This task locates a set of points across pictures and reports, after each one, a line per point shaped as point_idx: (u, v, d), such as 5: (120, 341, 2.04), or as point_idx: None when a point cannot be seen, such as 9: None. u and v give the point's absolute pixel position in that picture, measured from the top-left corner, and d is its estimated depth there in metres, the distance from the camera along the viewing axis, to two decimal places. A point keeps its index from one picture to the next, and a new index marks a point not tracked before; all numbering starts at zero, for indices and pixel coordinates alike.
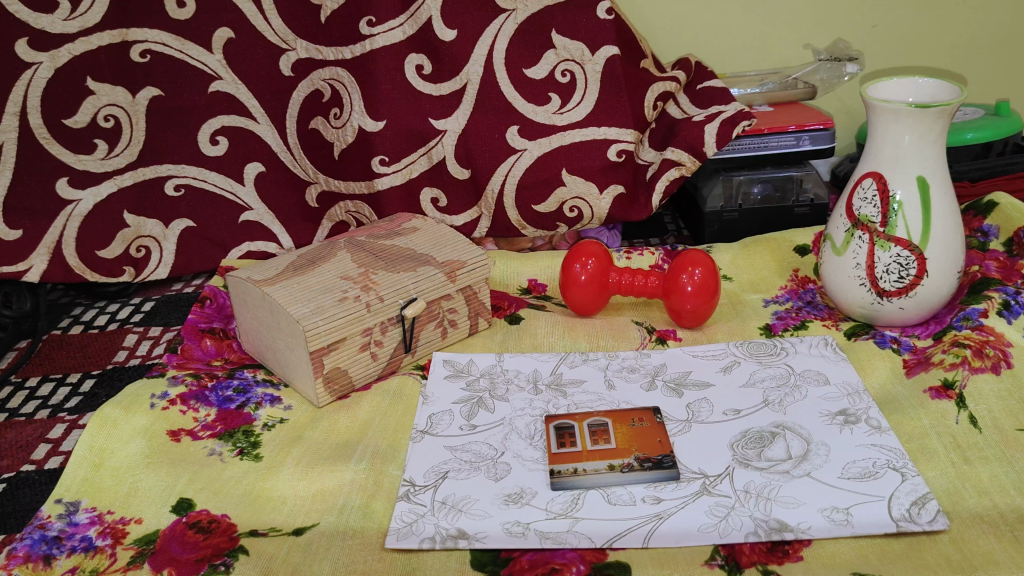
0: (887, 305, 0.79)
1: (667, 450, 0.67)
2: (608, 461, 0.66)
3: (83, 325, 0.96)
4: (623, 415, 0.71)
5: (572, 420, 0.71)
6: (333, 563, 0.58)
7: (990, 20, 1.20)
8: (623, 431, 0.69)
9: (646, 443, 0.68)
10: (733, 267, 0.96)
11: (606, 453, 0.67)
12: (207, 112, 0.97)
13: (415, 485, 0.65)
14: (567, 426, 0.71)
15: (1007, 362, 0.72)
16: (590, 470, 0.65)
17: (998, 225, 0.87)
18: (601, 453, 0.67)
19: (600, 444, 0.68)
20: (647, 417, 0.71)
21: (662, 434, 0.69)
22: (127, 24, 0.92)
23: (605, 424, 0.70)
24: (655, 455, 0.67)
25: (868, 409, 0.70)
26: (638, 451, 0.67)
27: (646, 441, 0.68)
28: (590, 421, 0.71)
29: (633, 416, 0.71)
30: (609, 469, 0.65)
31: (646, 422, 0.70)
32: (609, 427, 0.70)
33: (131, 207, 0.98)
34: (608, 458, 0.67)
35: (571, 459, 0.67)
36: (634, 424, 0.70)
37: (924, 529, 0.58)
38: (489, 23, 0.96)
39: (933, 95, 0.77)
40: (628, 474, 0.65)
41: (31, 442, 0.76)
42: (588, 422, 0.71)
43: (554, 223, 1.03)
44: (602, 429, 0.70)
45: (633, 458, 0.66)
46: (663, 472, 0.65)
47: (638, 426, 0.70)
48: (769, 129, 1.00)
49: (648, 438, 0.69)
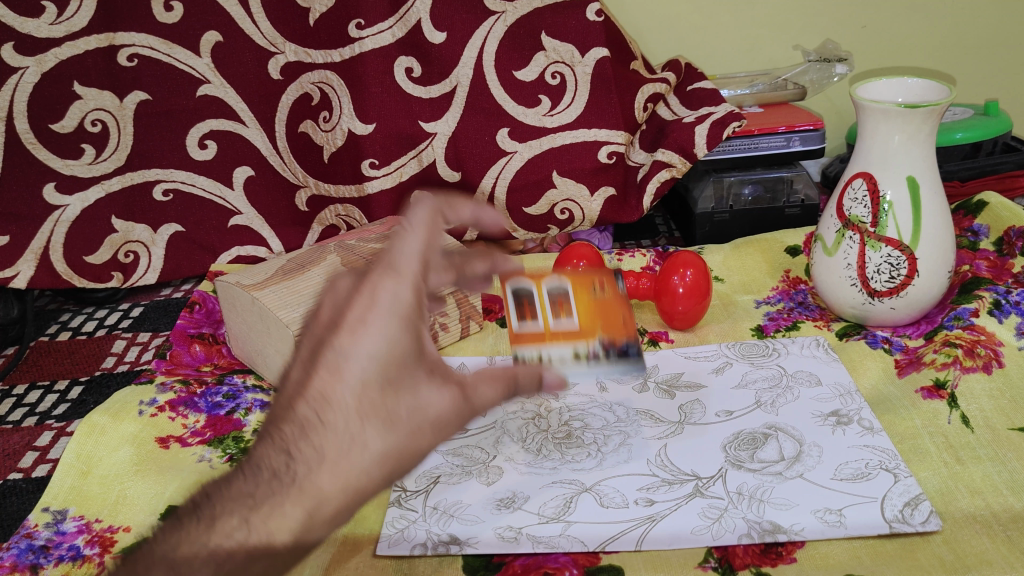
0: (878, 306, 0.79)
1: (632, 338, 0.71)
2: (573, 347, 0.69)
3: (71, 331, 0.95)
4: (583, 281, 0.75)
5: (531, 283, 0.73)
6: (322, 568, 0.58)
7: (980, 21, 1.20)
8: (584, 300, 0.73)
9: (611, 322, 0.72)
10: (724, 268, 0.96)
11: (570, 335, 0.70)
12: (195, 116, 0.96)
13: (407, 491, 0.65)
14: (525, 291, 0.73)
15: (998, 361, 0.72)
16: (557, 357, 0.68)
17: (988, 224, 0.87)
18: (563, 330, 0.70)
19: (563, 320, 0.71)
20: (609, 284, 0.76)
21: (624, 314, 0.73)
22: (114, 28, 0.92)
23: (566, 292, 0.73)
24: (620, 342, 0.70)
25: (861, 410, 0.70)
26: (603, 335, 0.70)
27: (610, 312, 0.72)
28: (549, 286, 0.73)
29: (594, 284, 0.75)
30: (575, 357, 0.68)
31: (608, 289, 0.75)
32: (569, 295, 0.73)
33: (119, 212, 0.97)
34: (574, 342, 0.69)
35: (535, 339, 0.70)
36: (596, 291, 0.74)
37: (917, 529, 0.57)
38: (479, 26, 0.96)
39: (921, 95, 0.77)
40: (594, 364, 0.68)
41: (17, 450, 0.75)
42: (548, 287, 0.73)
43: (544, 225, 1.03)
44: (562, 298, 0.73)
45: (599, 345, 0.69)
46: (628, 361, 0.68)
47: (600, 294, 0.74)
48: (758, 130, 1.01)
49: (610, 313, 0.72)
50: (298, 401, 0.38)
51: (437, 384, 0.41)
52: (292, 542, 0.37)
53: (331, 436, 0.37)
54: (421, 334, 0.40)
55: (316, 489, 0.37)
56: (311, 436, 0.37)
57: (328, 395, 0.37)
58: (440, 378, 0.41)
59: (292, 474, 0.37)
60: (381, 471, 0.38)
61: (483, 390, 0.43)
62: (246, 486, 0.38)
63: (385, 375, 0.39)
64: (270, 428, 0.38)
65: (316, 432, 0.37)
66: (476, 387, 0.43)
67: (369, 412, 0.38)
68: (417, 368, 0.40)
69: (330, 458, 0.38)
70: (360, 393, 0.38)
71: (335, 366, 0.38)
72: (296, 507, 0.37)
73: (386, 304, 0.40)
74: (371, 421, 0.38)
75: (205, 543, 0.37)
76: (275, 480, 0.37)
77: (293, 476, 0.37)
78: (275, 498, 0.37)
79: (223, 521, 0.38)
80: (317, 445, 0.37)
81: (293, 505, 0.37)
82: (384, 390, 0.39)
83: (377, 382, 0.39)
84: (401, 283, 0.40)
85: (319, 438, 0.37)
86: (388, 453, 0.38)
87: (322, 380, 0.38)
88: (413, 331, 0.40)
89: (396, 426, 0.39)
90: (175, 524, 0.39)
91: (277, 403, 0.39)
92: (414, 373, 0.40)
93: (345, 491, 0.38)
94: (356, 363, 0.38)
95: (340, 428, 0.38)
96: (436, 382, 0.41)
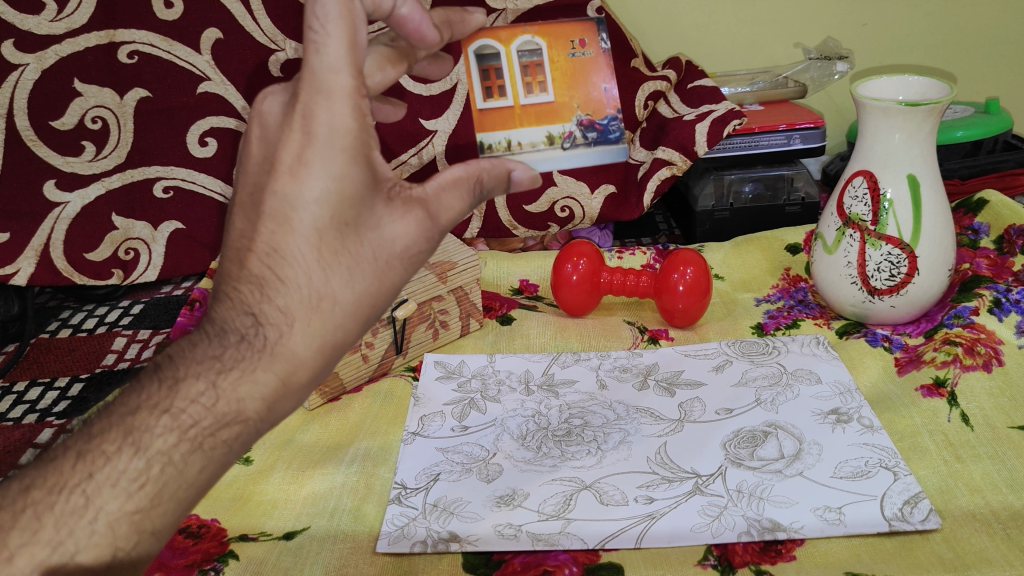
0: (878, 304, 0.79)
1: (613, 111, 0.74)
2: (546, 130, 0.71)
3: (71, 328, 0.95)
4: (553, 40, 0.76)
5: (499, 44, 0.73)
6: (323, 566, 0.57)
7: (981, 19, 1.20)
8: (558, 63, 0.75)
9: (586, 90, 0.74)
10: (724, 266, 0.96)
11: (540, 112, 0.71)
12: (196, 113, 0.96)
13: (407, 488, 0.65)
14: (497, 56, 0.73)
15: (998, 359, 0.72)
16: (526, 145, 0.71)
17: (988, 222, 0.87)
18: (535, 107, 0.71)
19: (534, 93, 0.71)
20: (586, 44, 0.78)
21: (605, 79, 0.75)
22: (114, 25, 0.92)
23: (536, 56, 0.73)
24: (599, 121, 0.73)
25: (860, 408, 0.70)
26: (580, 112, 0.72)
27: (583, 78, 0.74)
28: (517, 47, 0.73)
29: (567, 46, 0.77)
30: (547, 142, 0.71)
31: (585, 54, 0.77)
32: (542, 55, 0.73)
33: (120, 209, 0.97)
34: (546, 126, 0.71)
35: (503, 126, 0.71)
36: (568, 57, 0.76)
37: (916, 527, 0.57)
38: None
39: (922, 92, 0.77)
40: (568, 147, 0.72)
41: (18, 447, 0.75)
42: (516, 48, 0.73)
43: (544, 223, 1.03)
44: (533, 62, 0.72)
45: (575, 125, 0.71)
46: (607, 146, 0.75)
47: (581, 51, 0.77)
48: (759, 128, 1.00)
49: (586, 77, 0.74)
50: (251, 257, 0.41)
51: (399, 211, 0.44)
52: (262, 410, 0.42)
53: (295, 297, 0.41)
54: (374, 154, 0.42)
55: (289, 351, 0.42)
56: (275, 300, 0.41)
57: (283, 249, 0.41)
58: (403, 204, 0.44)
59: (264, 340, 0.42)
60: (352, 315, 0.43)
61: (451, 207, 0.46)
62: (210, 350, 0.42)
63: (340, 215, 0.41)
64: (226, 291, 0.42)
65: (277, 290, 0.41)
66: (444, 203, 0.46)
67: (329, 262, 0.42)
68: (376, 196, 0.43)
69: (299, 318, 0.42)
70: (319, 235, 0.41)
71: (283, 221, 0.41)
72: (268, 372, 0.42)
73: (326, 131, 0.40)
74: (333, 272, 0.42)
75: (167, 407, 0.41)
76: (243, 344, 0.42)
77: (267, 341, 0.42)
78: (245, 363, 0.41)
79: (187, 385, 0.42)
80: (282, 306, 0.41)
81: (266, 371, 0.42)
82: (341, 235, 0.42)
83: (331, 229, 0.41)
84: (334, 101, 0.40)
85: (281, 299, 0.41)
86: (358, 296, 0.43)
87: (275, 232, 0.41)
88: (363, 157, 0.41)
89: (361, 267, 0.43)
90: (135, 386, 0.43)
91: (228, 259, 0.42)
92: (372, 204, 0.42)
93: (321, 343, 0.43)
94: (307, 210, 0.41)
95: (302, 282, 0.41)
96: (397, 211, 0.44)
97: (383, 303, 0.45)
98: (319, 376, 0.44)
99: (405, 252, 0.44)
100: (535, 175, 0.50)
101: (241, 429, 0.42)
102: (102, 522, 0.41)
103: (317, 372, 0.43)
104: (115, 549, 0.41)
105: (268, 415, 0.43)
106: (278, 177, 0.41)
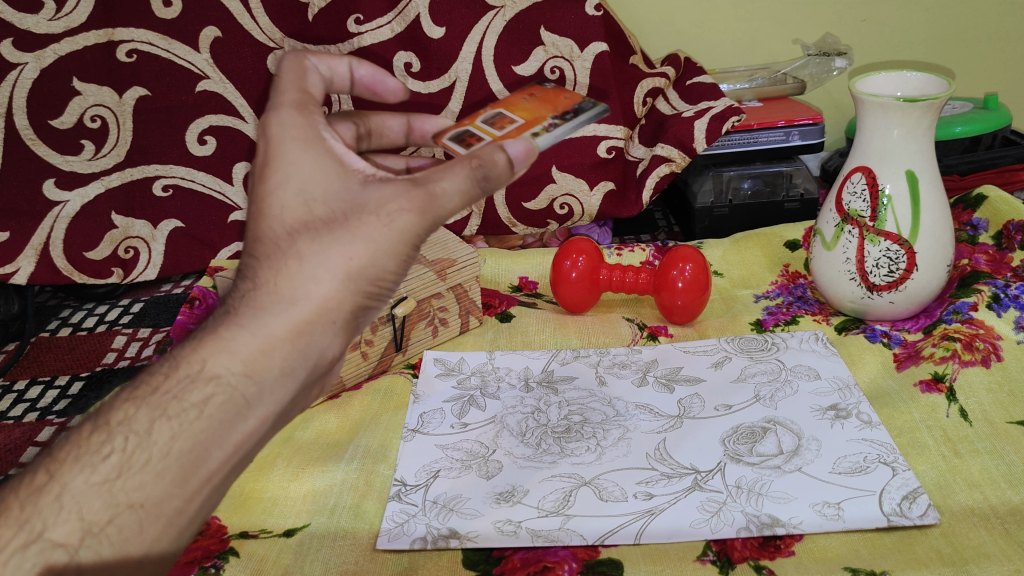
0: (876, 300, 0.79)
1: (580, 100, 0.63)
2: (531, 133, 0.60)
3: (71, 327, 0.95)
4: (510, 101, 0.67)
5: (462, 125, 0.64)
6: (324, 563, 0.58)
7: (980, 16, 1.20)
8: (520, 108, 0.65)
9: (554, 105, 0.65)
10: (723, 263, 0.97)
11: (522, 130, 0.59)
12: (195, 111, 0.96)
13: (406, 485, 0.65)
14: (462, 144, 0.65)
15: (997, 355, 0.72)
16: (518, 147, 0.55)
17: (987, 218, 0.87)
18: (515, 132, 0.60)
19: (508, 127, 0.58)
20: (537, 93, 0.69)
21: (566, 97, 0.66)
22: (113, 24, 0.92)
23: (501, 113, 0.64)
24: (572, 110, 0.62)
25: (859, 404, 0.70)
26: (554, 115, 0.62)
27: (553, 103, 0.65)
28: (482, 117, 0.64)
29: (522, 97, 0.68)
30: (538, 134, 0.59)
31: (537, 94, 0.68)
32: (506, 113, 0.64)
33: (120, 208, 0.97)
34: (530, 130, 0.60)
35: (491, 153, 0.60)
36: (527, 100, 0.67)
37: (915, 523, 0.58)
38: (478, 20, 0.96)
39: (920, 89, 0.76)
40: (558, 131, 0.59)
41: (19, 446, 0.75)
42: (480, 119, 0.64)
43: (543, 220, 1.04)
44: (501, 117, 0.64)
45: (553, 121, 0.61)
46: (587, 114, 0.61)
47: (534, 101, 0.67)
48: (758, 125, 1.00)
49: (551, 102, 0.65)
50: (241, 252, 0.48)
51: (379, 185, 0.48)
52: (238, 373, 0.45)
53: (266, 267, 0.46)
54: (333, 144, 0.48)
55: (259, 311, 0.46)
56: (251, 274, 0.47)
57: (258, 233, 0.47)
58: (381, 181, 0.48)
59: (233, 308, 0.46)
60: (326, 275, 0.46)
61: (441, 178, 0.48)
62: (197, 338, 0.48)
63: (307, 192, 0.47)
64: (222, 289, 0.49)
65: (255, 266, 0.47)
66: (434, 176, 0.48)
67: (298, 230, 0.46)
68: (346, 177, 0.48)
69: (268, 283, 0.46)
70: (287, 210, 0.47)
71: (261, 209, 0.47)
72: (237, 333, 0.45)
73: (279, 130, 0.48)
74: (301, 236, 0.46)
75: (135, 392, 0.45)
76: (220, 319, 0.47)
77: (234, 308, 0.46)
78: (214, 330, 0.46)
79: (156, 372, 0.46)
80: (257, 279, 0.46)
81: (232, 330, 0.45)
82: (308, 210, 0.47)
83: (299, 206, 0.47)
84: (282, 106, 0.49)
85: (256, 273, 0.47)
86: (331, 260, 0.46)
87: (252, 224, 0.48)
88: (317, 142, 0.48)
89: (331, 234, 0.47)
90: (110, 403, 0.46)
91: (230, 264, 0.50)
92: (342, 183, 0.47)
93: (295, 305, 0.46)
94: (275, 194, 0.47)
95: (274, 254, 0.46)
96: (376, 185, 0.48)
97: (366, 271, 0.47)
98: (305, 341, 0.46)
99: (383, 215, 0.47)
100: (533, 145, 0.51)
101: (212, 390, 0.44)
102: (67, 497, 0.42)
103: (293, 331, 0.46)
104: (87, 528, 0.42)
105: (247, 378, 0.45)
106: (257, 179, 0.48)
